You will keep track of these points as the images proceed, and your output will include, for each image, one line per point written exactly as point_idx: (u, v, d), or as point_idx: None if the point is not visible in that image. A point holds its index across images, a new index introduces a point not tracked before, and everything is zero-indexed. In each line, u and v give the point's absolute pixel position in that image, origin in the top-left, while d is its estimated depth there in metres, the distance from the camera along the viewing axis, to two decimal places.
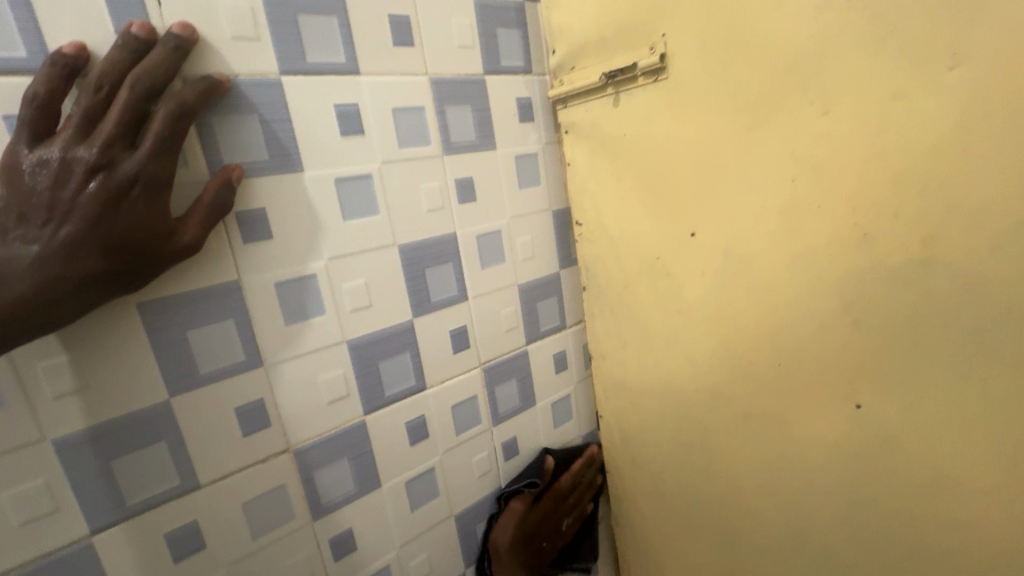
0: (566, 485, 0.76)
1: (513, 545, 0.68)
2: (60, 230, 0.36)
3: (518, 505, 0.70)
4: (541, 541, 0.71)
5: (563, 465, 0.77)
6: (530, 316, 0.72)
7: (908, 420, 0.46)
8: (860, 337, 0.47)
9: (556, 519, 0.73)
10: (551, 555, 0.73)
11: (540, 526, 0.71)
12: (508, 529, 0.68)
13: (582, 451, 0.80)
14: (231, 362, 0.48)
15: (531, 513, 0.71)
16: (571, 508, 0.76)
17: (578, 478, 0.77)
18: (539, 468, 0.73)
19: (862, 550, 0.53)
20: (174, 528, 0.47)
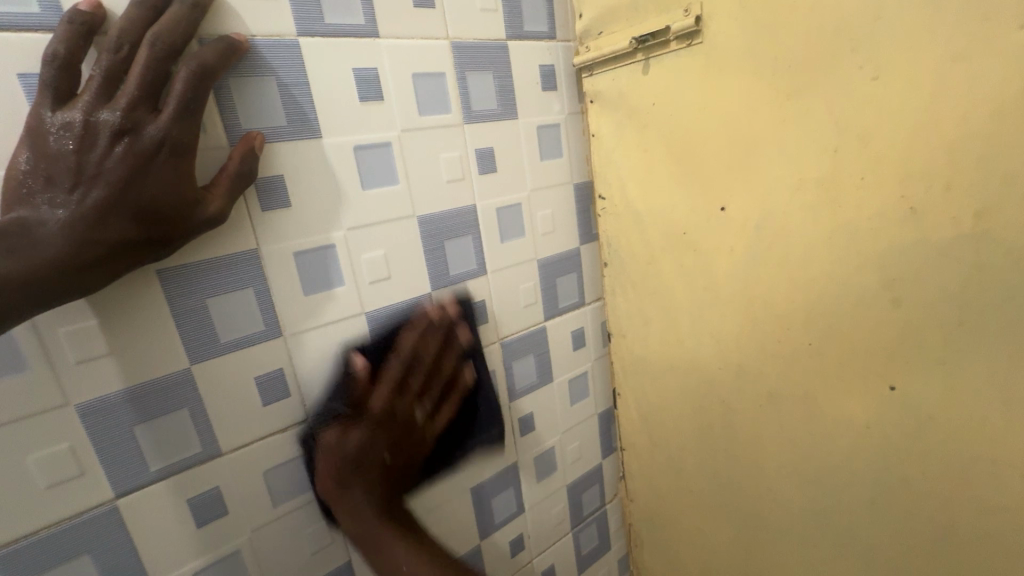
0: (401, 414, 0.54)
1: (346, 474, 0.50)
2: (88, 195, 0.35)
3: (332, 432, 0.51)
4: (384, 454, 0.52)
5: (388, 335, 0.56)
6: (550, 291, 0.70)
7: (946, 403, 0.45)
8: (898, 316, 0.45)
9: (400, 418, 0.54)
10: (409, 453, 0.55)
11: (376, 453, 0.52)
12: (326, 465, 0.51)
13: (417, 316, 0.58)
14: (251, 332, 0.48)
15: (348, 443, 0.50)
16: (416, 390, 0.56)
17: (418, 355, 0.56)
18: (340, 377, 0.54)
19: (889, 532, 0.52)
20: (197, 494, 0.47)
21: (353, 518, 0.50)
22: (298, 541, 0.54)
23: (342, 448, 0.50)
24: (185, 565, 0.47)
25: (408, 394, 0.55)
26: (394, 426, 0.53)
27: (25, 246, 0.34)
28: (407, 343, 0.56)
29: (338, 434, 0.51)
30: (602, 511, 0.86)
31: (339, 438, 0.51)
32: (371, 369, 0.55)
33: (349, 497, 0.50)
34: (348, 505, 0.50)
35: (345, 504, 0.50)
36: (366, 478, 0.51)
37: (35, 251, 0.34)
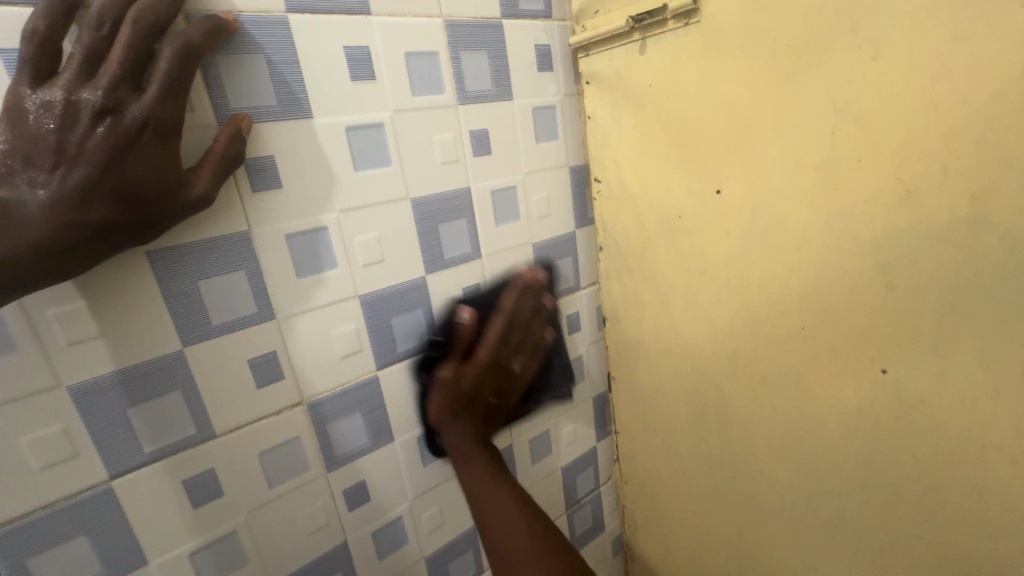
0: (504, 358, 0.57)
1: (454, 413, 0.56)
2: (69, 176, 0.35)
3: (445, 373, 0.55)
4: (490, 398, 0.58)
5: (488, 309, 0.60)
6: (545, 275, 0.70)
7: (937, 385, 0.45)
8: (892, 300, 0.45)
9: (503, 364, 0.57)
10: (501, 404, 0.60)
11: (488, 393, 0.57)
12: (437, 402, 0.56)
13: (509, 283, 0.59)
14: (243, 314, 0.48)
15: (465, 380, 0.55)
16: (521, 350, 0.58)
17: (516, 315, 0.57)
18: (447, 324, 0.59)
19: (878, 513, 0.53)
20: (191, 476, 0.47)
21: (458, 449, 0.55)
22: (294, 522, 0.54)
23: (455, 385, 0.55)
24: (181, 545, 0.48)
25: (494, 348, 0.56)
26: (496, 373, 0.57)
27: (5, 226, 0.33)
28: (508, 300, 0.57)
29: (453, 376, 0.55)
30: (597, 493, 0.87)
31: (456, 375, 0.55)
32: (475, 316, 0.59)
33: (456, 428, 0.56)
34: (455, 438, 0.55)
35: (455, 439, 0.56)
36: (473, 419, 0.57)
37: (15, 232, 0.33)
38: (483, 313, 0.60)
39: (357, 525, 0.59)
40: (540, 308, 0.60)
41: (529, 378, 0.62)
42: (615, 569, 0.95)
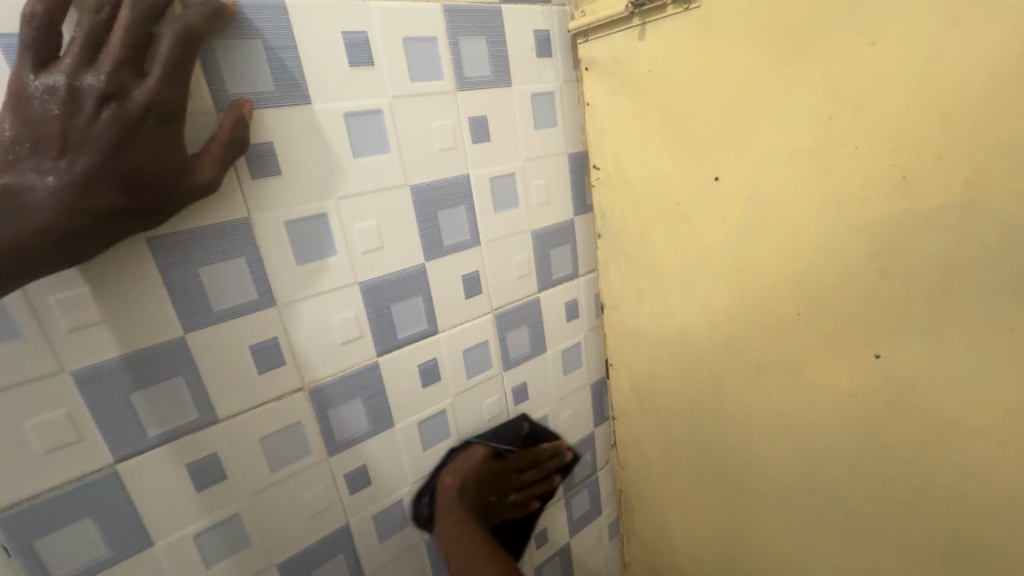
0: (533, 455, 0.74)
1: (466, 484, 0.65)
2: (76, 161, 0.35)
3: (480, 448, 0.68)
4: (489, 496, 0.70)
5: (537, 439, 0.76)
6: (543, 262, 0.71)
7: (929, 370, 0.46)
8: (887, 286, 0.46)
9: (509, 477, 0.72)
10: (487, 512, 0.70)
11: (489, 484, 0.69)
12: (468, 465, 0.66)
13: (555, 437, 0.78)
14: (244, 301, 0.48)
15: (486, 468, 0.68)
16: (522, 479, 0.74)
17: (546, 452, 0.76)
18: (507, 427, 0.72)
19: (868, 495, 0.54)
20: (196, 459, 0.48)
21: (456, 517, 0.62)
22: (296, 505, 0.55)
23: (488, 460, 0.68)
24: (187, 526, 0.49)
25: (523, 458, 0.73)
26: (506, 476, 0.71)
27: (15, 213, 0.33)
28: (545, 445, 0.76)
29: (484, 454, 0.68)
30: (594, 477, 0.88)
31: (482, 459, 0.67)
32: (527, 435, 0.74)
33: (460, 501, 0.64)
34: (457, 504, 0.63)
35: (455, 504, 0.63)
36: (469, 501, 0.65)
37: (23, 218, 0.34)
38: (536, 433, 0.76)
39: (358, 508, 0.60)
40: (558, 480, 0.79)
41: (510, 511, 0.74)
42: (611, 552, 0.96)
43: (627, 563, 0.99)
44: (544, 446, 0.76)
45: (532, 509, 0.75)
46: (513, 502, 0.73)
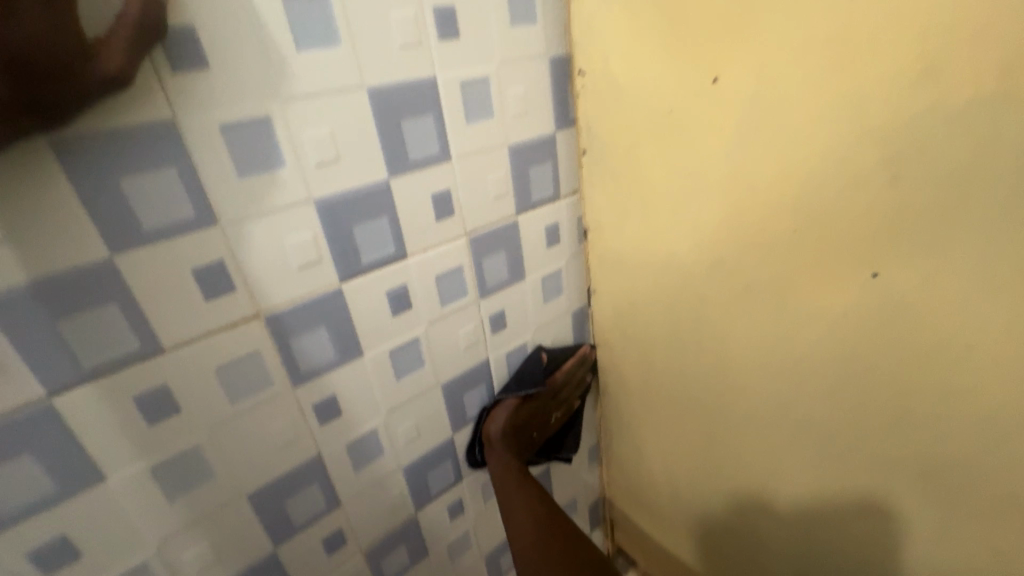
0: (559, 380, 0.77)
1: (507, 432, 0.70)
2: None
3: (510, 400, 0.72)
4: (533, 432, 0.73)
5: (559, 364, 0.78)
6: (521, 182, 0.65)
7: (927, 288, 0.43)
8: (892, 198, 0.42)
9: (546, 406, 0.74)
10: (537, 444, 0.74)
11: (530, 420, 0.72)
12: (502, 419, 0.70)
13: (575, 351, 0.81)
14: (180, 218, 0.42)
15: (522, 408, 0.72)
16: (561, 404, 0.77)
17: (569, 374, 0.79)
18: (530, 363, 0.74)
19: (849, 416, 0.54)
20: (142, 392, 0.44)
21: (502, 463, 0.67)
22: (261, 437, 0.52)
23: (520, 406, 0.72)
24: (140, 461, 0.46)
25: (557, 385, 0.76)
26: (546, 404, 0.74)
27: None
28: (562, 369, 0.78)
29: (516, 403, 0.71)
30: None
31: (515, 404, 0.71)
32: (550, 362, 0.77)
33: (502, 447, 0.68)
34: (501, 452, 0.68)
35: (501, 453, 0.68)
36: (514, 445, 0.69)
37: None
38: (558, 363, 0.78)
39: (329, 439, 0.58)
40: (588, 376, 0.83)
41: (555, 426, 0.77)
42: (590, 474, 0.99)
43: (606, 484, 1.01)
44: (565, 368, 0.78)
45: (573, 408, 0.80)
46: (559, 421, 0.77)
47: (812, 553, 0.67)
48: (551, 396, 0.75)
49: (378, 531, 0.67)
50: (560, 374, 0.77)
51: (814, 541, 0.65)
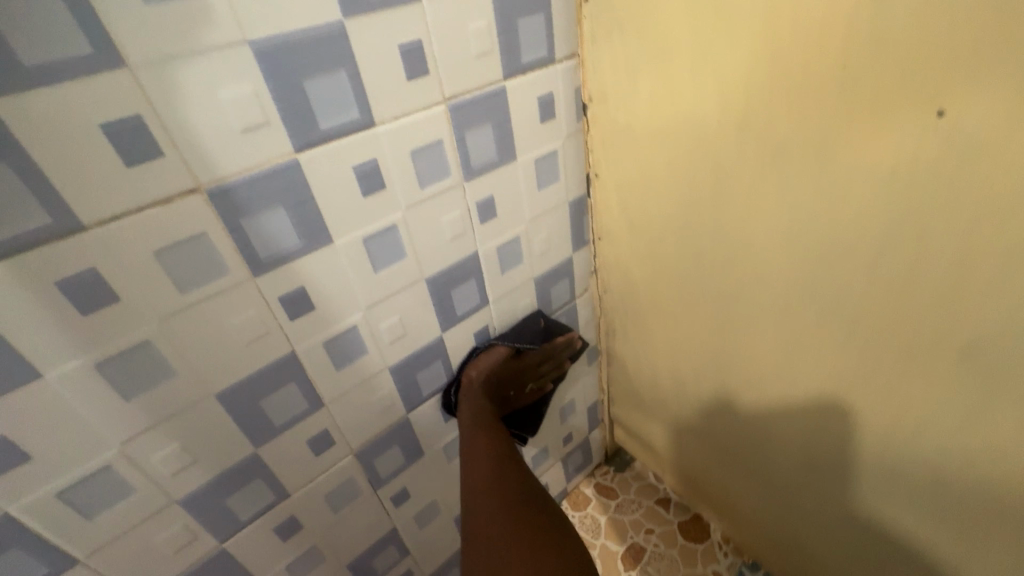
0: (550, 348, 0.78)
1: (486, 379, 0.72)
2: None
3: (502, 350, 0.73)
4: (508, 390, 0.77)
5: (550, 334, 0.78)
6: (510, 37, 0.55)
7: (1005, 130, 0.35)
8: (981, 2, 0.32)
9: (525, 370, 0.77)
10: (506, 403, 0.78)
11: (509, 377, 0.75)
12: (488, 366, 0.72)
13: (567, 331, 0.81)
14: (73, 56, 0.34)
15: (509, 362, 0.74)
16: (536, 375, 0.80)
17: (556, 350, 0.80)
18: (528, 325, 0.76)
19: (881, 295, 0.48)
20: (67, 276, 0.38)
21: (474, 407, 0.69)
22: (224, 333, 0.47)
23: (507, 359, 0.73)
24: (80, 356, 0.40)
25: (542, 355, 0.78)
26: (524, 369, 0.77)
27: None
28: (557, 338, 0.79)
29: (506, 353, 0.73)
30: (572, 305, 0.83)
31: (505, 356, 0.73)
32: (547, 327, 0.78)
33: (476, 394, 0.70)
34: (475, 397, 0.69)
35: (476, 396, 0.70)
36: (488, 396, 0.71)
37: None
38: (552, 333, 0.79)
39: (304, 335, 0.53)
40: (571, 360, 0.85)
41: (524, 397, 0.81)
42: (590, 378, 0.96)
43: (607, 386, 1.00)
44: (558, 340, 0.78)
45: (545, 390, 0.83)
46: (530, 391, 0.81)
47: (820, 441, 0.64)
48: (536, 362, 0.78)
49: (368, 431, 0.64)
50: (555, 339, 0.78)
51: (824, 430, 0.63)
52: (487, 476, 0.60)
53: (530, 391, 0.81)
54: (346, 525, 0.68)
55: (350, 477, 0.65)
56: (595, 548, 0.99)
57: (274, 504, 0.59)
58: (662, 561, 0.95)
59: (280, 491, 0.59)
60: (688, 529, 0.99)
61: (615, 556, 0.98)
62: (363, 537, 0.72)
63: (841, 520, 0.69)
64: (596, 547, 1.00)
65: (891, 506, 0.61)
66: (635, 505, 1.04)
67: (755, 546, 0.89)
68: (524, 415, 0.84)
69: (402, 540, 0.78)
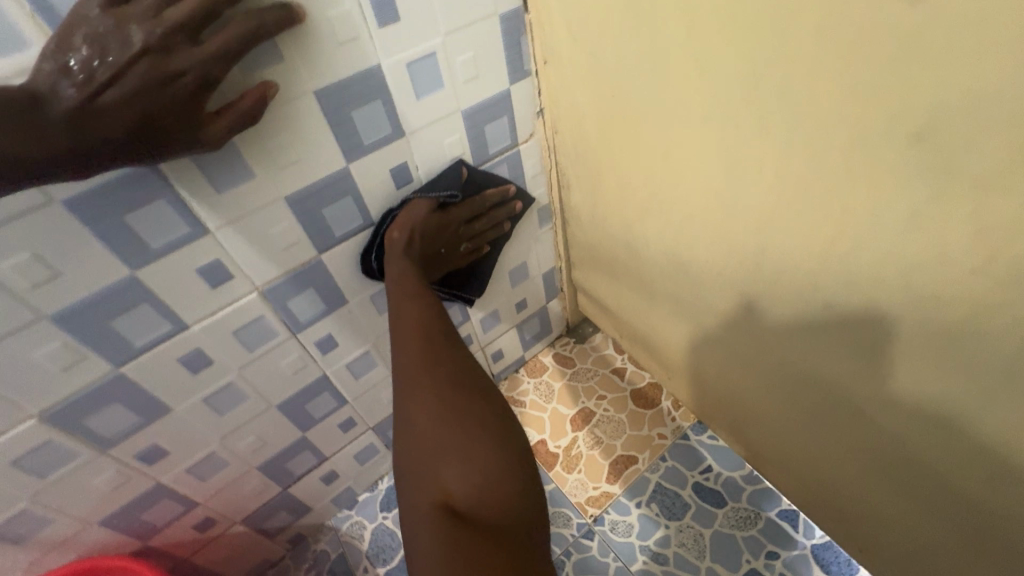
0: (478, 202, 0.72)
1: (412, 241, 0.66)
2: (69, 78, 0.37)
3: (422, 204, 0.66)
4: (439, 249, 0.71)
5: (479, 185, 0.72)
6: None
7: None
8: None
9: (455, 228, 0.71)
10: (440, 265, 0.73)
11: (438, 234, 0.69)
12: (408, 223, 0.65)
13: (501, 184, 0.74)
14: None
15: (433, 219, 0.67)
16: (472, 234, 0.75)
17: (485, 205, 0.74)
18: (451, 176, 0.67)
19: (824, 87, 0.39)
20: None
21: (399, 272, 0.64)
22: None
23: (432, 216, 0.67)
24: None
25: (469, 210, 0.72)
26: (454, 227, 0.71)
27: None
28: (485, 192, 0.73)
29: (427, 208, 0.66)
30: (516, 152, 0.75)
31: (426, 210, 0.66)
32: (472, 177, 0.71)
33: (399, 256, 0.65)
34: (398, 261, 0.64)
35: (400, 258, 0.65)
36: (414, 256, 0.66)
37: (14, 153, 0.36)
38: (477, 185, 0.72)
39: None
40: (509, 219, 0.78)
41: (462, 258, 0.76)
42: (545, 241, 0.90)
43: (565, 252, 0.94)
44: (488, 192, 0.73)
45: (483, 251, 0.78)
46: (467, 252, 0.76)
47: (762, 290, 0.58)
48: (466, 219, 0.72)
49: (274, 269, 0.60)
50: (484, 194, 0.72)
51: (764, 275, 0.57)
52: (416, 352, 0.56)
53: (465, 252, 0.76)
54: (266, 366, 0.68)
55: (260, 316, 0.63)
56: (545, 410, 1.01)
57: (173, 334, 0.57)
58: (610, 424, 0.96)
59: (176, 321, 0.57)
60: (640, 396, 0.98)
61: (564, 418, 0.99)
62: (289, 381, 0.71)
63: (778, 374, 0.66)
64: (547, 409, 1.01)
65: (827, 353, 0.56)
66: (590, 373, 1.03)
67: (705, 410, 0.87)
68: (463, 277, 0.79)
69: (336, 387, 0.78)
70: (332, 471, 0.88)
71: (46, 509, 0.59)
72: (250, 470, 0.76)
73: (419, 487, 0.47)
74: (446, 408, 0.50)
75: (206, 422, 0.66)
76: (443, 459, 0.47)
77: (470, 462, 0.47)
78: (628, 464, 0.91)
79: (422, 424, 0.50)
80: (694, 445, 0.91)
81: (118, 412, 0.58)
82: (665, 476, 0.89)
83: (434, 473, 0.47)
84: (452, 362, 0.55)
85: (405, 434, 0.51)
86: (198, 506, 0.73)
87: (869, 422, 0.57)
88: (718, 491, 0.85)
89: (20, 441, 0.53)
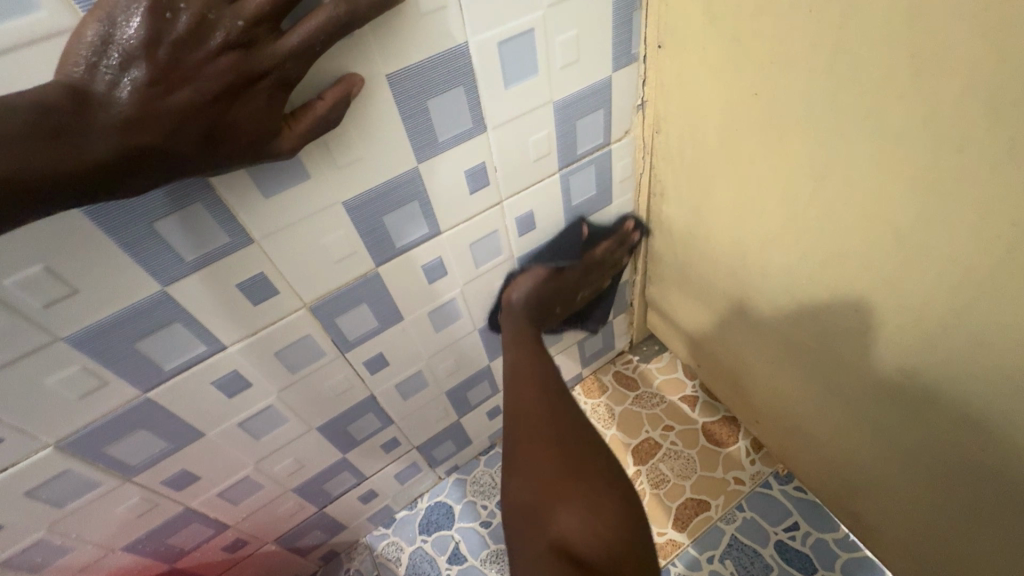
0: (596, 254, 0.71)
1: (530, 303, 0.68)
2: (124, 77, 0.29)
3: (538, 270, 0.67)
4: (557, 307, 0.72)
5: (597, 239, 0.71)
6: None
7: None
8: None
9: (573, 285, 0.71)
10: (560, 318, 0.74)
11: (556, 294, 0.70)
12: (525, 289, 0.67)
13: (616, 230, 0.73)
14: None
15: (549, 282, 0.68)
16: (590, 282, 0.74)
17: (604, 257, 0.72)
18: (569, 236, 0.68)
19: None
20: None
21: (517, 336, 0.66)
22: None
23: (549, 278, 0.68)
24: None
25: (588, 264, 0.71)
26: (571, 284, 0.71)
27: (52, 177, 0.28)
28: (602, 245, 0.72)
29: (543, 273, 0.67)
30: (607, 154, 0.63)
31: (542, 275, 0.67)
32: (590, 234, 0.70)
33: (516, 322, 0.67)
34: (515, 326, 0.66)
35: (518, 323, 0.67)
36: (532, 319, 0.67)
37: (67, 176, 0.29)
38: (596, 238, 0.71)
39: None
40: (628, 254, 0.76)
41: (582, 305, 0.78)
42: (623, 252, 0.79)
43: (642, 265, 0.83)
44: (604, 245, 0.72)
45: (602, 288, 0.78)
46: (586, 297, 0.76)
47: (905, 327, 0.47)
48: (585, 272, 0.71)
49: (323, 284, 0.51)
50: (599, 250, 0.71)
51: (940, 336, 0.44)
52: (530, 395, 0.57)
53: (584, 300, 0.77)
54: (309, 388, 0.59)
55: (307, 335, 0.54)
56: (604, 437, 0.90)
57: (206, 356, 0.49)
58: (677, 460, 0.86)
59: (212, 342, 0.48)
60: (713, 432, 0.87)
61: (625, 449, 0.88)
62: (333, 402, 0.63)
63: (923, 452, 0.53)
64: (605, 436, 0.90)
65: (1003, 420, 0.44)
66: (655, 398, 0.93)
67: (798, 461, 0.76)
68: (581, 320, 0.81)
69: (383, 408, 0.69)
70: (372, 491, 0.80)
71: (65, 536, 0.53)
72: (285, 491, 0.69)
73: (534, 529, 0.46)
74: (563, 453, 0.50)
75: (240, 446, 0.59)
76: (561, 503, 0.46)
77: (591, 511, 0.45)
78: (699, 511, 0.81)
79: (539, 463, 0.50)
80: (778, 496, 0.80)
81: (145, 438, 0.51)
82: (742, 530, 0.78)
83: (550, 518, 0.45)
84: (560, 406, 0.55)
85: (521, 471, 0.50)
86: (229, 528, 0.67)
87: (1005, 478, 0.47)
88: (807, 554, 0.75)
89: (37, 471, 0.46)
